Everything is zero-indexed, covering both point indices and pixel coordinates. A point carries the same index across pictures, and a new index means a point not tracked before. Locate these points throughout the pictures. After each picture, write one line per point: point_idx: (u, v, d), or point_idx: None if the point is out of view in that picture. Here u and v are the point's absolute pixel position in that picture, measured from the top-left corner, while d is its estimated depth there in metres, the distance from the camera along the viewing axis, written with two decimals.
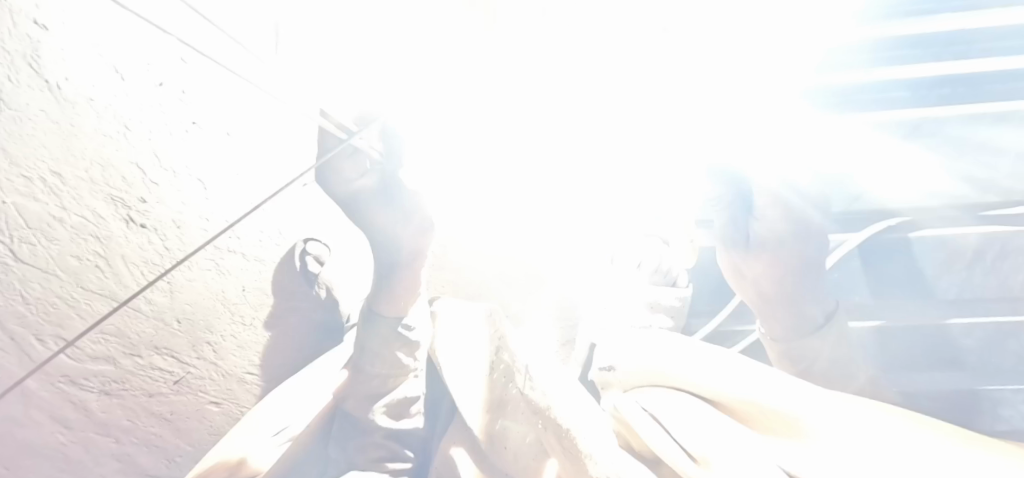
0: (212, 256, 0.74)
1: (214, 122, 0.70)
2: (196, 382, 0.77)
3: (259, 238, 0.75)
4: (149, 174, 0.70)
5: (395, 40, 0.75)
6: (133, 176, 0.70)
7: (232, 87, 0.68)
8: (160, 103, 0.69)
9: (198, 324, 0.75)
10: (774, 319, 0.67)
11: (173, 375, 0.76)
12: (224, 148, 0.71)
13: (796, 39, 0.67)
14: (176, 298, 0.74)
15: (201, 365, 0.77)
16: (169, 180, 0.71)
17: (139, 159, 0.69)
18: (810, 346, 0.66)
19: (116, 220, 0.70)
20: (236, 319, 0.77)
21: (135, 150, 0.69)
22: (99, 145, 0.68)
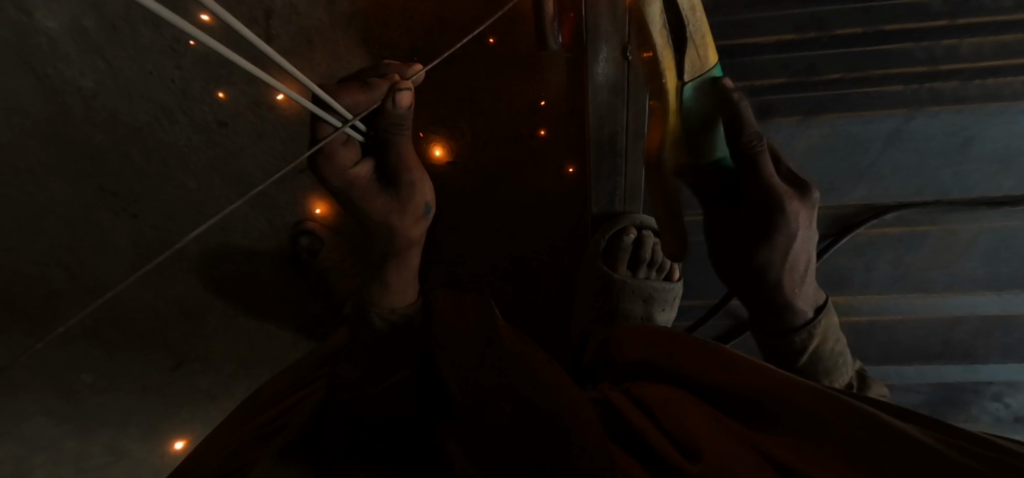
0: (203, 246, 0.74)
1: (203, 111, 0.70)
2: (188, 373, 0.81)
3: (250, 227, 0.81)
4: (139, 165, 0.70)
5: (387, 29, 0.77)
6: (123, 167, 0.70)
7: (223, 77, 0.69)
8: (151, 95, 0.69)
9: (190, 313, 0.80)
10: (756, 312, 0.70)
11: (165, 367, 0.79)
12: (213, 138, 0.71)
13: (756, 46, 0.75)
14: None
15: (194, 356, 0.81)
16: (159, 172, 0.71)
17: (129, 150, 0.70)
18: (790, 341, 0.69)
19: (104, 210, 0.70)
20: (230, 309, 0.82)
21: (125, 140, 0.69)
22: (88, 134, 0.68)
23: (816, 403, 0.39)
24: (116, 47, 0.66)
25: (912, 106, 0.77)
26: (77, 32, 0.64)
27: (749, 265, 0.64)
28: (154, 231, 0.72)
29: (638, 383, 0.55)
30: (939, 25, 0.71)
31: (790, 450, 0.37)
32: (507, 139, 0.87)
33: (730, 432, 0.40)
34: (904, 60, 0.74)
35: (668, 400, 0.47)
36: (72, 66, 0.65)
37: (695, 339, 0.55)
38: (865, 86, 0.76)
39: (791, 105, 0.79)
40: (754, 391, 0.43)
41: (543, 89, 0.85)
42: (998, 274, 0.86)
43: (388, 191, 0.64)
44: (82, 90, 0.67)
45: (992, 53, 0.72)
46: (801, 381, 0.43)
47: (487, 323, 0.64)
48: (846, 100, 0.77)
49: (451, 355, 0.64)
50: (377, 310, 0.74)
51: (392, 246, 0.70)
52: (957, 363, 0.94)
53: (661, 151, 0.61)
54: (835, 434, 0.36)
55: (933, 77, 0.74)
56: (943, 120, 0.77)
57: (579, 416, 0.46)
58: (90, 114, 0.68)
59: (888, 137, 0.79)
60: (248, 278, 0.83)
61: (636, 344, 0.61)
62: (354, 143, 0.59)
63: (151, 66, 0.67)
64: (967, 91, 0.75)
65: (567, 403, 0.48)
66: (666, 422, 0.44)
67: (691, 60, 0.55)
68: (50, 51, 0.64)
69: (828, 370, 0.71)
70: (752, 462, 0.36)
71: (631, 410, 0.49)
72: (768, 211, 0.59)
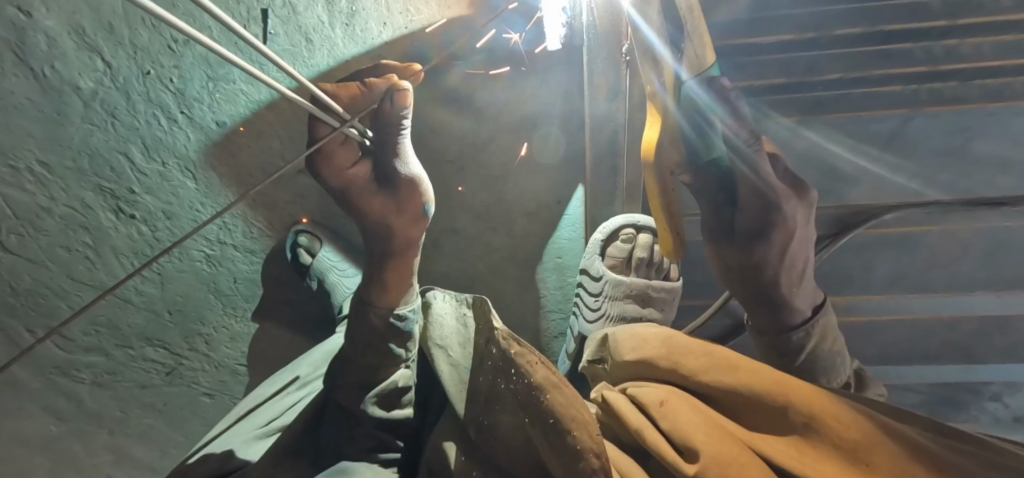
0: (203, 248, 0.75)
1: (203, 111, 0.72)
2: (187, 372, 0.82)
3: (248, 229, 0.80)
4: (140, 165, 0.73)
5: (387, 29, 0.78)
6: (124, 167, 0.72)
7: (222, 78, 0.68)
8: (149, 95, 0.69)
9: (188, 313, 0.80)
10: (755, 311, 0.70)
11: (163, 368, 0.79)
12: (212, 137, 0.75)
13: None
14: (166, 289, 0.75)
15: (195, 355, 0.82)
16: (159, 171, 0.75)
17: (129, 150, 0.72)
18: (789, 340, 0.69)
19: (104, 209, 0.73)
20: (228, 309, 0.85)
21: (125, 140, 0.71)
22: (86, 135, 0.67)
23: (815, 403, 0.39)
24: (114, 48, 0.62)
25: (913, 105, 0.79)
26: (74, 31, 0.58)
27: (747, 265, 0.64)
28: (154, 231, 0.76)
29: (637, 384, 0.54)
30: (936, 26, 0.79)
31: (791, 453, 0.37)
32: (507, 137, 0.89)
33: (728, 434, 0.40)
34: (906, 61, 0.80)
35: (667, 400, 0.46)
36: (74, 66, 0.61)
37: (694, 339, 0.53)
38: (862, 87, 0.81)
39: (783, 105, 0.81)
40: (752, 391, 0.42)
41: (539, 88, 0.88)
42: (996, 275, 0.87)
43: (385, 191, 0.63)
44: (80, 91, 0.64)
45: (994, 53, 0.76)
46: (799, 380, 0.43)
47: (486, 325, 0.60)
48: (848, 100, 0.81)
49: (449, 356, 0.64)
50: (376, 310, 0.69)
51: (391, 247, 0.69)
52: (959, 363, 0.91)
53: (661, 150, 0.63)
54: (835, 438, 0.36)
55: (934, 77, 0.78)
56: (946, 121, 0.77)
57: (576, 418, 0.44)
58: (88, 114, 0.66)
59: (889, 138, 0.79)
60: (246, 277, 0.86)
61: (635, 344, 0.57)
62: (353, 143, 0.58)
63: (149, 66, 0.66)
64: (967, 91, 0.76)
65: (566, 404, 0.45)
66: (663, 424, 0.43)
67: (689, 60, 0.59)
68: (48, 50, 0.58)
69: (827, 369, 0.69)
70: (748, 463, 0.36)
71: (629, 411, 0.49)
72: (770, 209, 0.58)
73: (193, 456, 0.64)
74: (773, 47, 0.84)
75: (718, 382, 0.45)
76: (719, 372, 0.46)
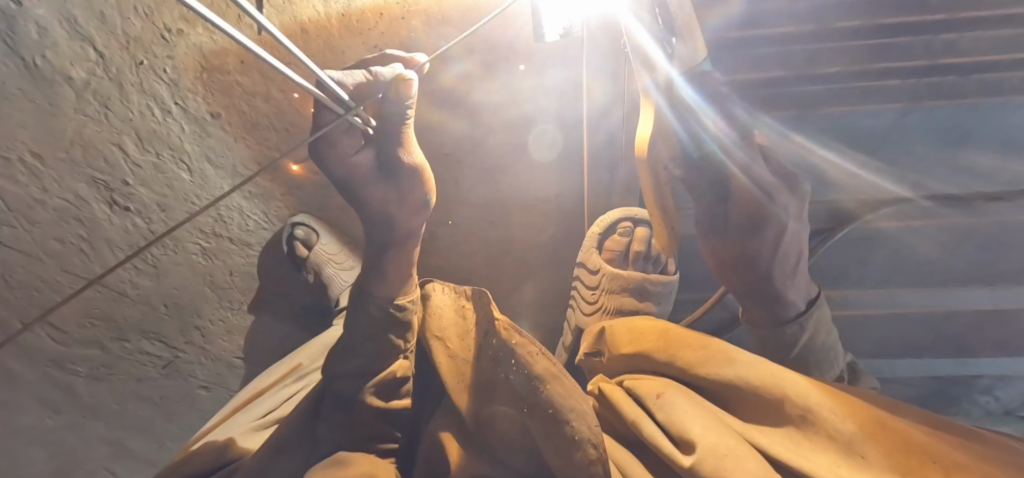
0: (198, 239, 0.74)
1: (196, 104, 0.71)
2: (183, 366, 0.82)
3: (245, 221, 0.79)
4: (134, 156, 0.68)
5: (383, 20, 0.78)
6: (116, 158, 0.66)
7: (217, 69, 0.70)
8: (143, 85, 0.65)
9: (185, 308, 0.79)
10: (751, 306, 0.73)
11: (161, 360, 0.78)
12: (206, 129, 0.73)
13: None
14: (162, 282, 0.74)
15: (191, 347, 0.83)
16: (154, 163, 0.70)
17: (123, 141, 0.66)
18: (784, 333, 0.72)
19: (97, 202, 0.66)
20: (225, 302, 0.87)
21: (120, 131, 0.65)
22: (81, 126, 0.61)
23: (812, 399, 0.44)
24: (107, 35, 0.60)
25: (910, 98, 0.87)
26: (67, 17, 0.56)
27: (741, 259, 0.68)
28: (150, 226, 0.72)
29: (634, 376, 0.59)
30: (934, 20, 0.87)
31: (788, 446, 0.42)
32: (504, 131, 0.85)
33: (723, 425, 0.45)
34: (905, 53, 0.88)
35: (663, 393, 0.52)
36: (63, 55, 0.56)
37: (692, 333, 0.58)
38: (857, 81, 0.90)
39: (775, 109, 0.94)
40: (751, 385, 0.47)
41: (545, 67, 0.87)
42: None
43: (389, 181, 0.65)
44: (72, 82, 0.58)
45: (991, 47, 0.85)
46: (794, 373, 0.48)
47: (487, 315, 0.68)
48: (843, 95, 0.90)
49: (446, 348, 0.69)
50: (376, 301, 0.70)
51: (393, 236, 0.70)
52: None
53: (652, 150, 0.66)
54: (831, 430, 0.41)
55: (934, 70, 0.86)
56: (942, 115, 0.86)
57: (574, 409, 0.54)
58: (80, 105, 0.60)
59: (888, 128, 0.89)
60: (241, 269, 0.87)
61: (631, 337, 0.64)
62: (357, 132, 0.59)
63: (142, 56, 0.63)
64: (966, 84, 0.85)
65: (562, 395, 0.55)
66: (659, 415, 0.49)
67: None
68: (40, 37, 0.53)
69: (820, 363, 0.73)
70: (743, 454, 0.41)
71: (626, 402, 0.54)
72: (759, 200, 0.62)
73: (197, 442, 0.70)
74: (773, 41, 0.93)
75: (712, 374, 0.51)
76: (714, 366, 0.51)
